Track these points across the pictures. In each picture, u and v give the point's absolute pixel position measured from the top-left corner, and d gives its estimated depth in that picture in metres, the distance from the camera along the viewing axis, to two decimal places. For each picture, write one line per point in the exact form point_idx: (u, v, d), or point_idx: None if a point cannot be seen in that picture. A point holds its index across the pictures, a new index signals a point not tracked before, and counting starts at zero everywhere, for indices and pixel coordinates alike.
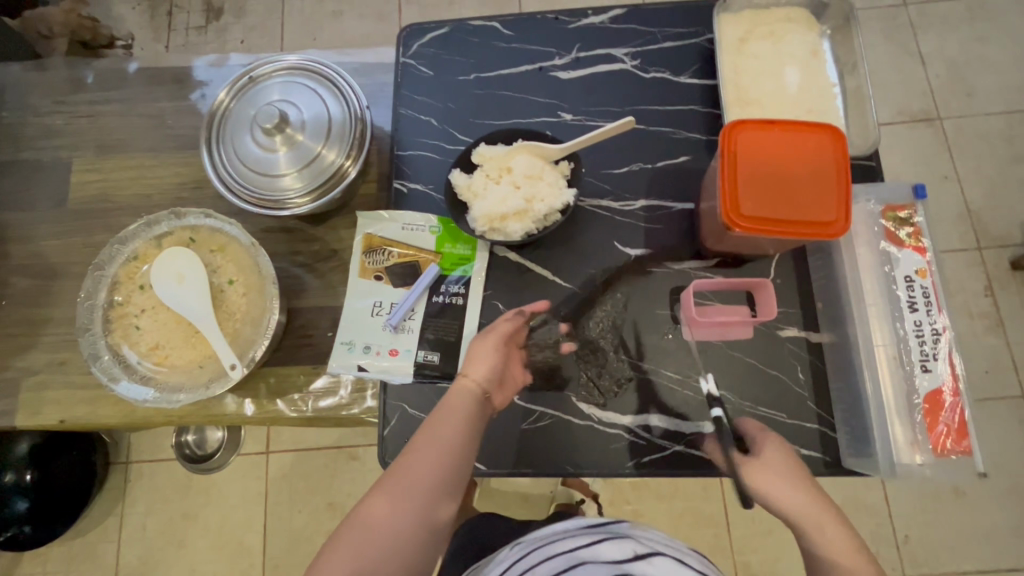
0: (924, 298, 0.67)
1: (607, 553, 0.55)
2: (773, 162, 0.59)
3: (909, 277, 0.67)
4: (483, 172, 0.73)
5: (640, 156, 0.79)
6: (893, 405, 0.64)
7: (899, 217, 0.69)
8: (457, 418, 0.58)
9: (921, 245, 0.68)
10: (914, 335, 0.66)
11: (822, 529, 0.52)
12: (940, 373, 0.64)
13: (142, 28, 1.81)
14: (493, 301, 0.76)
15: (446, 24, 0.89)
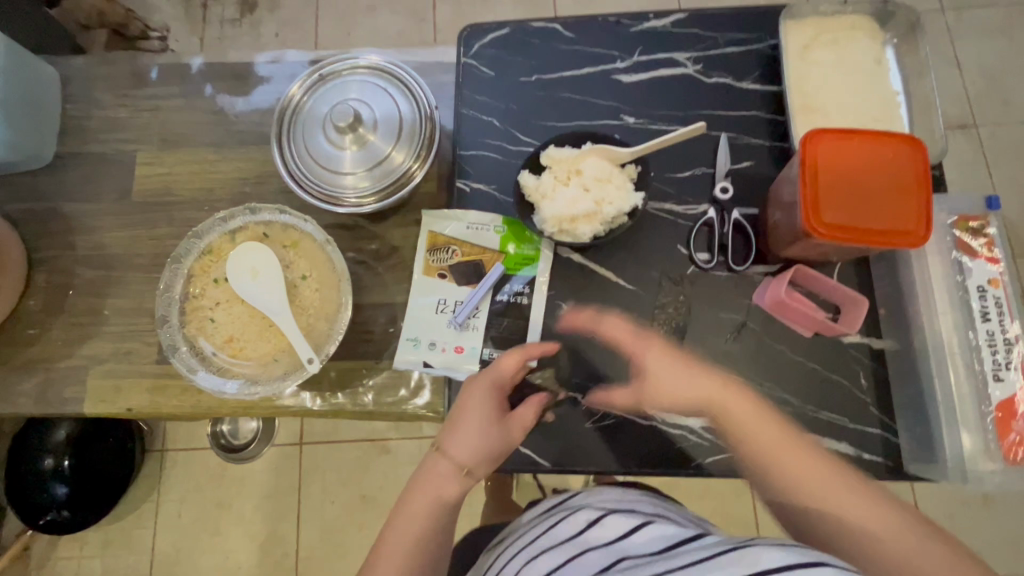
0: (996, 307, 0.68)
1: (565, 530, 0.61)
2: (854, 170, 0.59)
3: (981, 287, 0.69)
4: (552, 173, 0.74)
5: (704, 161, 0.79)
6: (965, 411, 0.65)
7: (974, 227, 0.70)
8: (448, 469, 0.65)
9: (995, 255, 0.69)
10: (985, 344, 0.67)
11: (764, 433, 0.59)
12: (1012, 381, 0.65)
13: (176, 20, 1.79)
14: (556, 301, 0.77)
15: (507, 25, 0.89)
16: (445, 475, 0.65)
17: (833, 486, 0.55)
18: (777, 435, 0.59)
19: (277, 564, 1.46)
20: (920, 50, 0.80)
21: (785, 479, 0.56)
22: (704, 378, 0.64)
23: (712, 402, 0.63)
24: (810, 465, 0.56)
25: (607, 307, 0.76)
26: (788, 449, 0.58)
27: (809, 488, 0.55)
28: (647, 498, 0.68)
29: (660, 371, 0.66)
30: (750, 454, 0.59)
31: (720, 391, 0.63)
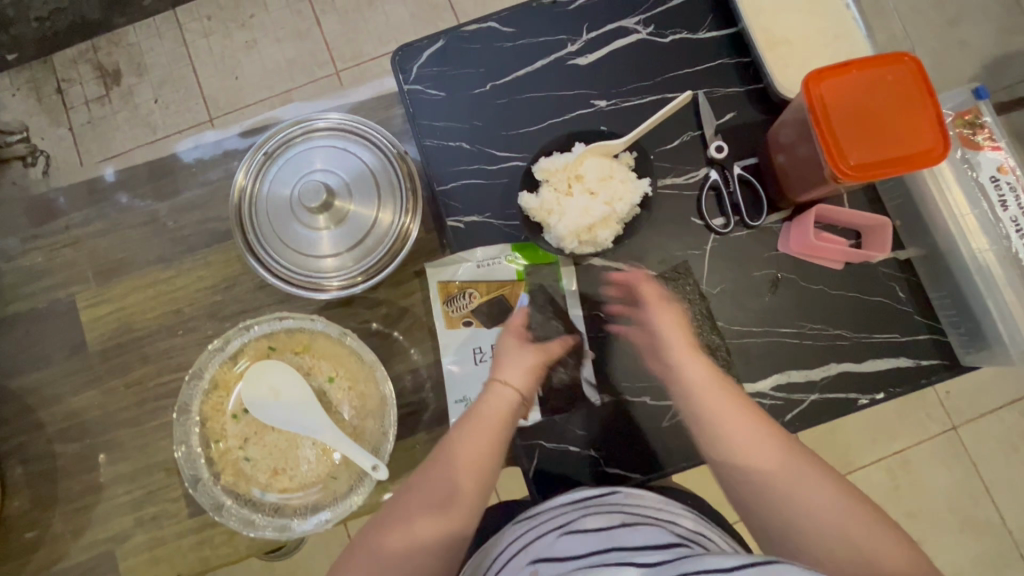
0: (1013, 192, 0.71)
1: (595, 524, 0.58)
2: (864, 103, 0.58)
3: (993, 177, 0.72)
4: (552, 186, 0.69)
5: (689, 125, 0.77)
6: (1008, 294, 0.69)
7: (973, 122, 0.73)
8: (511, 399, 0.66)
9: (1000, 143, 0.72)
10: (1013, 231, 0.71)
11: (748, 436, 0.58)
12: None
13: (30, 114, 1.40)
14: (593, 312, 0.74)
15: (439, 37, 0.82)
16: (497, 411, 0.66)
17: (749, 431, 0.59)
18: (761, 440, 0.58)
19: None
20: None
21: (755, 474, 0.57)
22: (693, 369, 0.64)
23: (697, 389, 0.63)
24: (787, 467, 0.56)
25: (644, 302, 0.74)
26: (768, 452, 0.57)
27: (781, 490, 0.55)
28: (691, 512, 0.63)
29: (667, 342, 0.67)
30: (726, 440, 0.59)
31: (715, 391, 0.62)
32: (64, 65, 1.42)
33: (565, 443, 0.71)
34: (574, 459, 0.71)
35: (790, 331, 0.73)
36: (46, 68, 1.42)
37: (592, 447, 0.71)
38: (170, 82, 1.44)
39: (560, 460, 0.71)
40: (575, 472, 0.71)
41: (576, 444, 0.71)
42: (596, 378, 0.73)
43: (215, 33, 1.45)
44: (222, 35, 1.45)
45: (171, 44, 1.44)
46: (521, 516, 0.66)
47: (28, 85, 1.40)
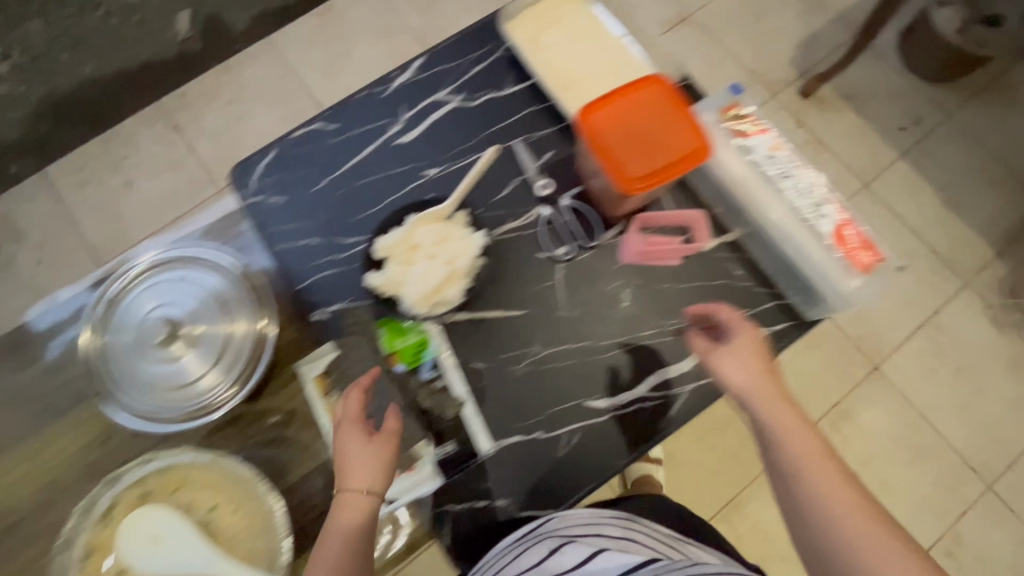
0: (788, 165, 0.80)
1: (529, 560, 0.64)
2: (629, 125, 0.66)
3: (769, 155, 0.80)
4: (394, 261, 0.73)
5: (513, 172, 0.83)
6: (819, 256, 0.75)
7: (736, 113, 0.81)
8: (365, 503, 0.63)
9: (762, 127, 0.81)
10: (798, 196, 0.78)
11: (805, 442, 0.57)
12: (831, 214, 0.77)
13: None
14: (469, 364, 0.76)
15: (271, 148, 0.87)
16: (360, 508, 0.63)
17: (824, 476, 0.55)
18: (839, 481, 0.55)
19: None
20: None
21: (806, 497, 0.54)
22: (766, 403, 0.61)
23: (778, 422, 0.60)
24: (859, 506, 0.52)
25: (515, 343, 0.77)
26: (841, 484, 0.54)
27: (837, 518, 0.52)
28: (618, 516, 0.72)
29: (735, 367, 0.64)
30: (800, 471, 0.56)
31: (759, 369, 0.64)
32: None
33: (473, 501, 0.72)
34: (485, 513, 0.72)
35: (651, 332, 0.78)
36: None
37: (499, 496, 0.72)
38: (56, 244, 1.43)
39: (473, 519, 0.72)
40: (489, 527, 0.72)
41: (484, 498, 0.72)
42: (487, 427, 0.74)
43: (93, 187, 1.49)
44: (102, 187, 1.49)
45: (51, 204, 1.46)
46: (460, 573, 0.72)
47: None
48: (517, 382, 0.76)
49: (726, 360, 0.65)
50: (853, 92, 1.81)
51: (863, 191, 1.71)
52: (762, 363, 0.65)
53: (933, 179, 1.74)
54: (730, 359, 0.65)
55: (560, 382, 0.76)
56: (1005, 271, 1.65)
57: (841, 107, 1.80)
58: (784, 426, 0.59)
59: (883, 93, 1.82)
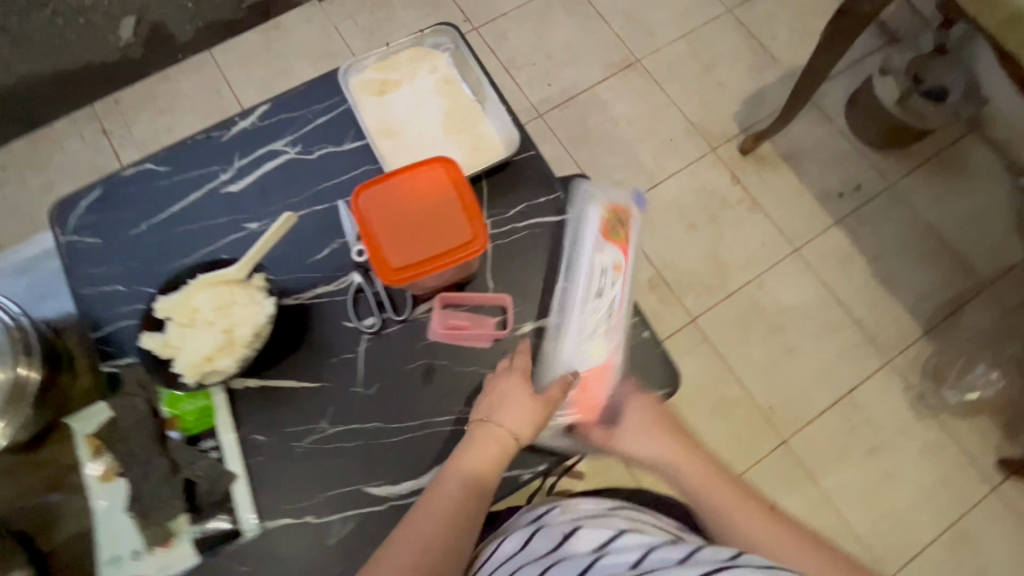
0: (613, 288, 0.74)
1: (541, 546, 0.61)
2: (407, 208, 0.63)
3: (606, 268, 0.74)
4: (173, 323, 0.70)
5: (334, 234, 0.80)
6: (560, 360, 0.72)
7: (616, 214, 0.76)
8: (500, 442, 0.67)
9: (627, 242, 0.75)
10: (589, 307, 0.72)
11: (721, 494, 0.68)
12: (603, 346, 0.72)
13: None
14: (251, 436, 0.73)
15: (97, 185, 0.84)
16: (493, 448, 0.66)
17: (757, 520, 0.65)
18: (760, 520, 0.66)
19: None
20: (460, 50, 0.88)
21: (763, 544, 0.64)
22: (660, 443, 0.72)
23: (704, 485, 0.69)
24: (795, 543, 0.64)
25: (302, 416, 0.73)
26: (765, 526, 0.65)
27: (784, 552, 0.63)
28: (620, 507, 0.67)
29: (639, 437, 0.72)
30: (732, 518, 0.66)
31: (666, 450, 0.72)
32: None
33: None
34: None
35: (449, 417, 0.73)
36: None
37: None
38: None
39: None
40: None
41: None
42: (257, 504, 0.70)
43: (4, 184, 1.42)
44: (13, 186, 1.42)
45: None
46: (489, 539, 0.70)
47: None
48: (297, 459, 0.72)
49: (635, 430, 0.72)
50: (795, 152, 1.76)
51: (793, 256, 1.66)
52: (669, 443, 0.72)
53: (866, 251, 1.67)
54: (635, 439, 0.72)
55: (343, 464, 0.72)
56: (932, 354, 1.56)
57: (780, 167, 1.75)
58: (693, 486, 0.69)
59: (826, 156, 1.76)
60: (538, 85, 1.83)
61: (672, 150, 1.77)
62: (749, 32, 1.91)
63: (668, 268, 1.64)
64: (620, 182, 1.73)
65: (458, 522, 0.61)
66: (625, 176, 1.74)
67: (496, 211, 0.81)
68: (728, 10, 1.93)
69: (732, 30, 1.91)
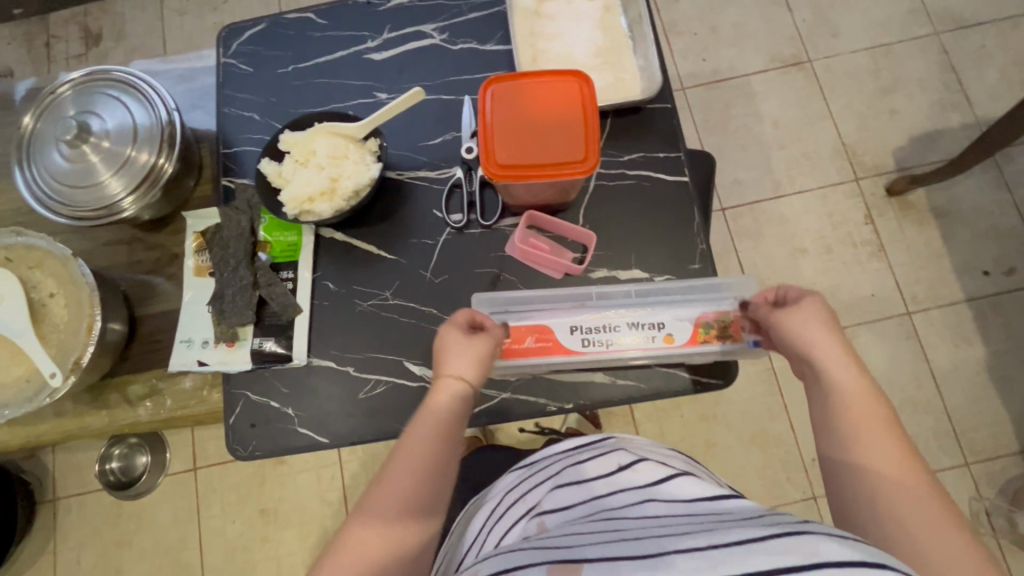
0: (648, 336, 0.69)
1: (594, 471, 0.59)
2: (531, 111, 0.62)
3: (665, 326, 0.69)
4: (291, 157, 0.75)
5: (451, 127, 0.82)
6: (544, 305, 0.71)
7: (729, 329, 0.68)
8: (456, 393, 0.60)
9: (697, 343, 0.68)
10: (614, 320, 0.69)
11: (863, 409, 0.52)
12: (577, 343, 0.69)
13: (20, 63, 1.60)
14: (323, 281, 0.79)
15: (262, 21, 0.91)
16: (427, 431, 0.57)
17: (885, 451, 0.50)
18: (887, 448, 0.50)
19: None
20: None
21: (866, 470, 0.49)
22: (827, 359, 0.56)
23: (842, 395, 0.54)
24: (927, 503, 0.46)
25: (371, 280, 0.78)
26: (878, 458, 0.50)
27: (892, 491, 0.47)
28: (682, 456, 0.66)
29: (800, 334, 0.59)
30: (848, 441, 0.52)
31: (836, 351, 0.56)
32: (56, 24, 1.63)
33: (267, 398, 0.76)
34: (272, 414, 0.76)
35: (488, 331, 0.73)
36: (42, 24, 1.63)
37: (290, 405, 0.76)
38: (137, 50, 1.60)
39: (258, 413, 0.76)
40: (270, 428, 0.75)
41: (278, 401, 0.76)
42: (311, 341, 0.77)
43: (190, 13, 1.61)
44: (196, 16, 1.61)
45: (148, 16, 1.62)
46: (521, 464, 0.70)
47: (22, 38, 1.61)
48: (356, 315, 0.77)
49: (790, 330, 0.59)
50: (950, 210, 1.56)
51: (901, 318, 1.50)
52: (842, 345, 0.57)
53: (989, 341, 1.47)
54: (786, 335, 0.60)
55: (392, 335, 0.76)
56: (1020, 475, 1.38)
57: (926, 220, 1.56)
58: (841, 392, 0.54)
59: (985, 225, 1.54)
60: (690, 57, 1.72)
61: (809, 165, 1.62)
62: (950, 64, 1.67)
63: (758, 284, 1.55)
64: (740, 181, 1.62)
65: (419, 494, 0.54)
66: (748, 177, 1.63)
67: (610, 152, 0.79)
68: (935, 33, 1.69)
69: (931, 56, 1.68)
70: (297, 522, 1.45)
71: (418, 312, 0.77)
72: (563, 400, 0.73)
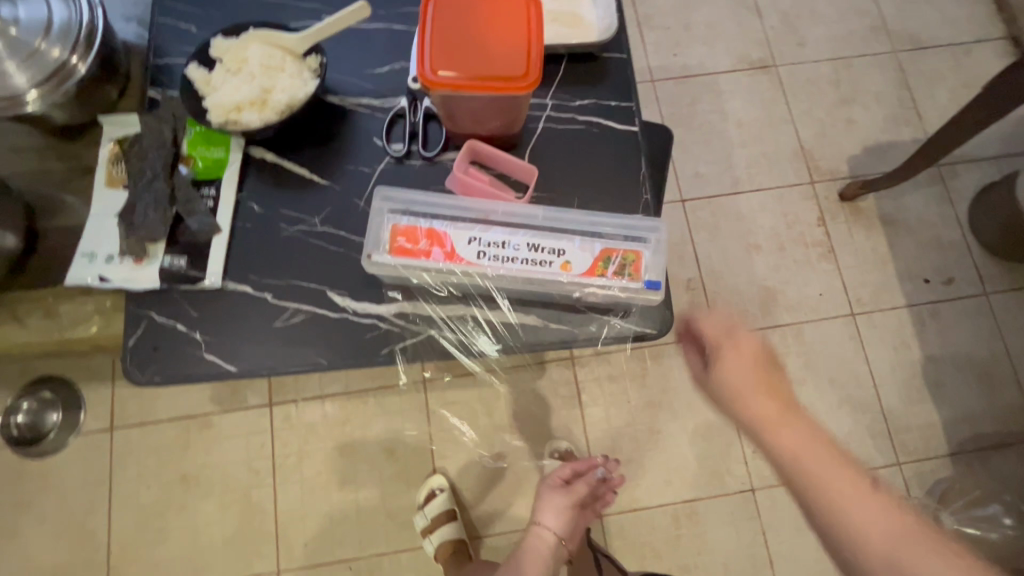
0: (544, 258, 0.67)
1: None
2: (473, 22, 0.60)
3: (562, 253, 0.67)
4: (222, 65, 0.71)
5: (400, 57, 0.79)
6: (444, 205, 0.71)
7: (628, 268, 0.66)
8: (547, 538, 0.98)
9: (596, 275, 0.66)
10: (507, 234, 0.67)
11: (832, 469, 0.53)
12: (467, 253, 0.67)
13: None
14: (248, 203, 0.74)
15: None
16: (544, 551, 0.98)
17: (864, 499, 0.51)
18: (841, 470, 0.53)
19: (87, 562, 1.28)
20: None
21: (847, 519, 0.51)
22: (761, 401, 0.58)
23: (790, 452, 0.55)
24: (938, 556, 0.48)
25: (300, 205, 0.74)
26: (862, 495, 0.52)
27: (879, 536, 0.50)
28: None
29: (733, 376, 0.59)
30: (833, 509, 0.51)
31: (800, 433, 0.55)
32: None
33: (173, 321, 0.70)
34: (177, 337, 0.70)
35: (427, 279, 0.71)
36: None
37: (198, 329, 0.70)
38: None
39: (159, 334, 0.70)
40: (172, 351, 0.70)
41: (185, 323, 0.70)
42: (227, 263, 0.72)
43: None
44: None
45: None
46: None
47: None
48: (279, 240, 0.72)
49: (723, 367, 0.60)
50: (897, 219, 1.61)
51: (848, 319, 1.52)
52: (799, 425, 0.56)
53: (928, 347, 1.51)
54: (721, 379, 0.60)
55: (313, 264, 0.72)
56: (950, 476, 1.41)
57: (876, 228, 1.60)
58: (792, 447, 0.55)
59: (929, 236, 1.59)
60: (663, 52, 1.74)
61: (769, 166, 1.65)
62: (905, 81, 1.74)
63: (714, 276, 1.55)
64: (701, 175, 1.64)
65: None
66: (708, 172, 1.64)
67: (561, 97, 0.77)
68: (893, 51, 1.76)
69: (887, 72, 1.74)
70: (220, 489, 1.32)
71: (347, 240, 0.72)
72: (464, 314, 0.70)
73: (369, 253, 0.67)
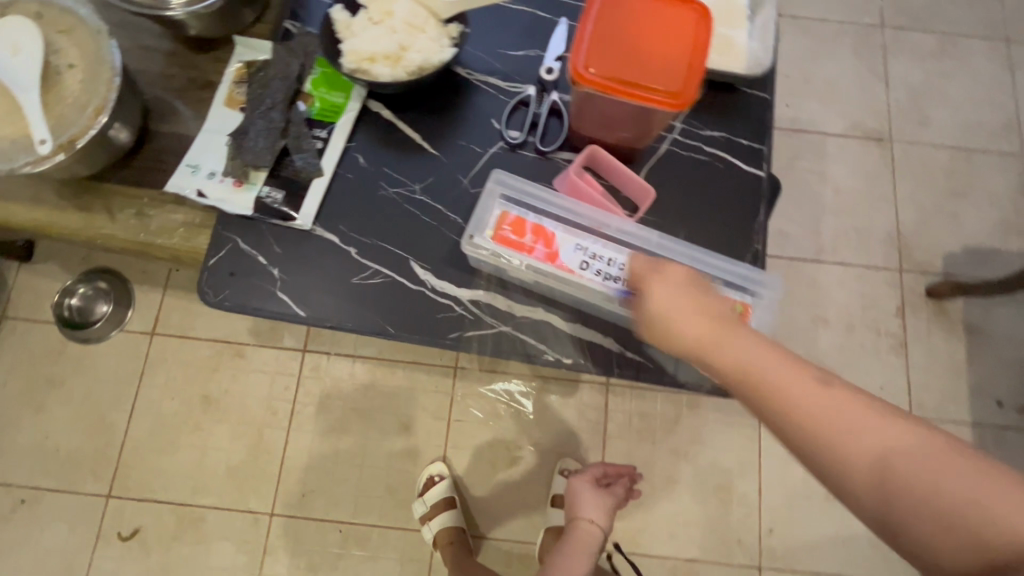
0: None
1: None
2: (638, 27, 0.57)
3: None
4: (366, 11, 0.70)
5: (537, 44, 0.76)
6: (554, 202, 0.67)
7: None
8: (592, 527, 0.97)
9: None
10: (616, 249, 0.64)
11: (789, 386, 0.48)
12: (570, 257, 0.64)
13: None
14: (354, 153, 0.73)
15: None
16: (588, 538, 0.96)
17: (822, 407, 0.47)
18: (795, 380, 0.48)
19: (100, 453, 1.31)
20: None
21: (819, 449, 0.46)
22: (696, 323, 0.53)
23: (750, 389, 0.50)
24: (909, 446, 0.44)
25: (404, 168, 0.72)
26: (823, 403, 0.47)
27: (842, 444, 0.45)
28: None
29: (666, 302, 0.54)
30: (795, 428, 0.47)
31: (746, 360, 0.50)
32: None
33: (255, 253, 0.70)
34: (254, 268, 0.70)
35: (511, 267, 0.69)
36: None
37: (277, 265, 0.69)
38: None
39: (240, 262, 0.70)
40: (248, 281, 0.69)
41: (265, 257, 0.70)
42: (321, 208, 0.71)
43: None
44: None
45: None
46: None
47: None
48: (376, 198, 0.71)
49: (657, 299, 0.55)
50: (983, 330, 1.50)
51: None
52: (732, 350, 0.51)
53: None
54: (661, 320, 0.55)
55: (403, 230, 0.70)
56: None
57: (958, 334, 1.50)
58: (754, 388, 0.50)
59: (1013, 357, 1.48)
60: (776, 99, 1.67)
61: (858, 241, 1.57)
62: None
63: None
64: (785, 233, 1.57)
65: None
66: (793, 232, 1.57)
67: (692, 122, 0.74)
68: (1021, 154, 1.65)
69: (1009, 175, 1.63)
70: (237, 418, 1.33)
71: (441, 214, 0.71)
72: (543, 320, 0.67)
73: (472, 234, 0.65)
